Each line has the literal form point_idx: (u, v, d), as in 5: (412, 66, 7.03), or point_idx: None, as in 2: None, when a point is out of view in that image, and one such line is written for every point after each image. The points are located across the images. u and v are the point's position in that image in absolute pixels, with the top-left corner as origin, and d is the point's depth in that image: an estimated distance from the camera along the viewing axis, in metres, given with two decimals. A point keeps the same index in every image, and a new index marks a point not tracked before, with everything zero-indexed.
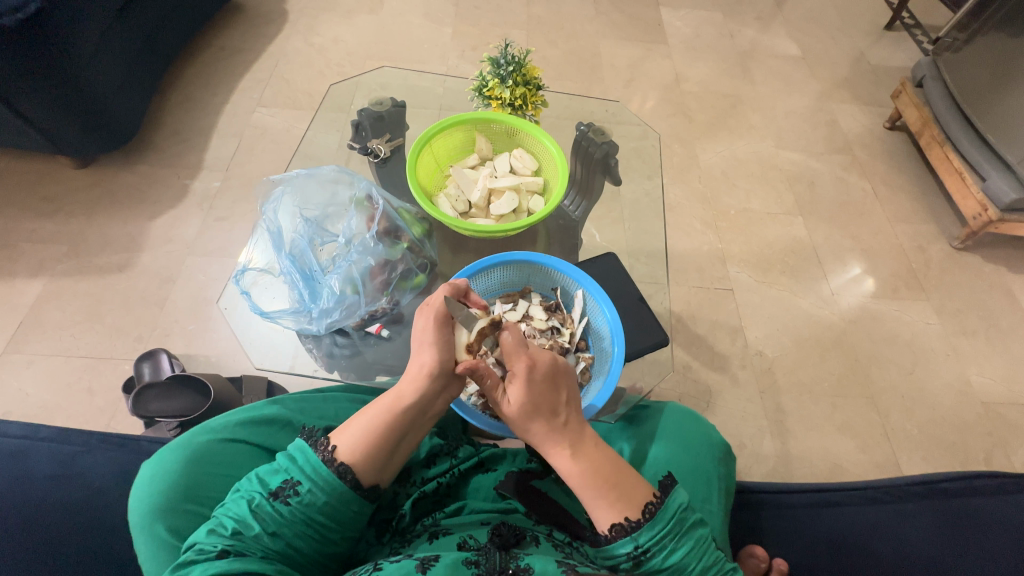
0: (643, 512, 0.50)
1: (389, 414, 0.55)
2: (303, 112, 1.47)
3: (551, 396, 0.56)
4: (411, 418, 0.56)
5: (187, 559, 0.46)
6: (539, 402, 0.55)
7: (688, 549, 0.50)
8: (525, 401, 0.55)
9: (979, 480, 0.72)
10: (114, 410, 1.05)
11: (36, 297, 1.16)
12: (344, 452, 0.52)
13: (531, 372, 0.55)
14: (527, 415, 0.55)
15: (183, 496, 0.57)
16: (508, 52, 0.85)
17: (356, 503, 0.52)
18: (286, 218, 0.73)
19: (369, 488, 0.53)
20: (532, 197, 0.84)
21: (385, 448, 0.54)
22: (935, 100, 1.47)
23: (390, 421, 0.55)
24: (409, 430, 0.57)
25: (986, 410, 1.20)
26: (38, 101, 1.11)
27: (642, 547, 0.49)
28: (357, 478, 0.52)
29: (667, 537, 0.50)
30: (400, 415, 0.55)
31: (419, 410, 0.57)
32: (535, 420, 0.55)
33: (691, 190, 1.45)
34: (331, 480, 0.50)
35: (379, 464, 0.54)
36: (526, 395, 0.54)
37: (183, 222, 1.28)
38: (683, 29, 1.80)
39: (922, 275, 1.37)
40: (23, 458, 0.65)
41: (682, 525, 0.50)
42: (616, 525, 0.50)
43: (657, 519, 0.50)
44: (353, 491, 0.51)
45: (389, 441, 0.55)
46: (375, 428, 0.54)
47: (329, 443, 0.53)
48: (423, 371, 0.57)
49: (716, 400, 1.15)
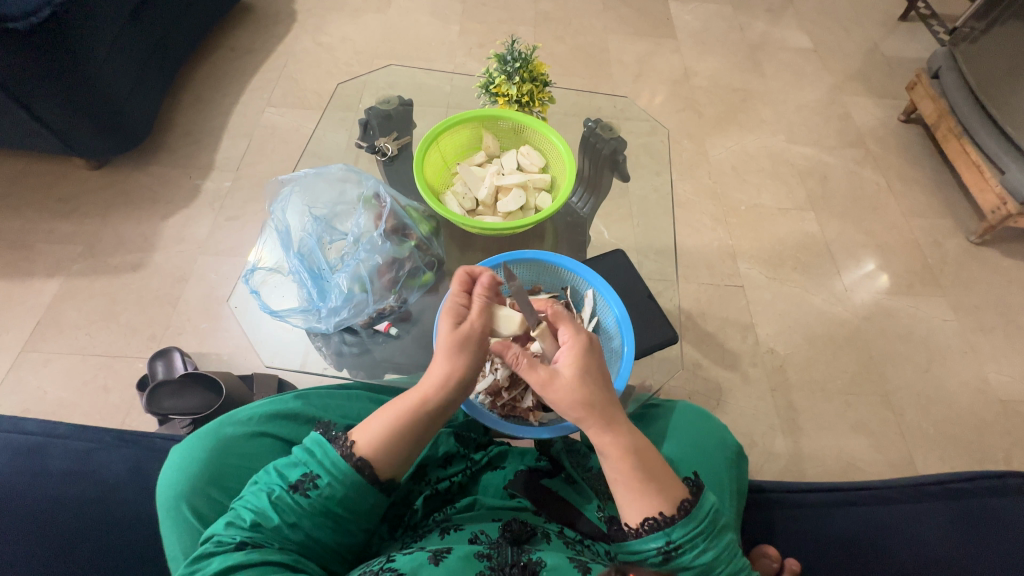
0: (678, 508, 0.49)
1: (406, 419, 0.54)
2: (312, 112, 1.48)
3: (599, 376, 0.55)
4: (429, 421, 0.55)
5: (207, 550, 0.47)
6: (593, 375, 0.55)
7: (718, 551, 0.49)
8: (580, 369, 0.54)
9: (997, 481, 0.71)
10: (129, 408, 1.07)
11: (52, 296, 1.19)
12: (362, 447, 0.52)
13: (591, 346, 0.56)
14: (581, 383, 0.53)
15: (207, 480, 0.58)
16: (514, 49, 0.84)
17: (373, 496, 0.51)
18: (295, 217, 0.74)
19: (385, 480, 0.52)
20: (539, 194, 0.83)
21: (404, 440, 0.53)
22: (952, 91, 1.43)
23: (407, 421, 0.54)
24: (423, 433, 0.55)
25: (1004, 409, 1.17)
26: (54, 104, 1.12)
27: (674, 543, 0.48)
28: (375, 473, 0.51)
29: (700, 537, 0.49)
30: (418, 417, 0.54)
31: (438, 412, 0.56)
32: (596, 391, 0.54)
33: (700, 185, 1.43)
34: (350, 474, 0.50)
35: (396, 461, 0.53)
36: (583, 361, 0.54)
37: (195, 221, 1.30)
38: (691, 23, 1.78)
39: (938, 270, 1.34)
40: (41, 455, 0.66)
41: (715, 527, 0.50)
42: (650, 519, 0.49)
43: (693, 517, 0.49)
44: (370, 484, 0.51)
45: (406, 442, 0.54)
46: (396, 419, 0.53)
47: (348, 438, 0.53)
48: (443, 380, 0.55)
49: (726, 397, 1.14)
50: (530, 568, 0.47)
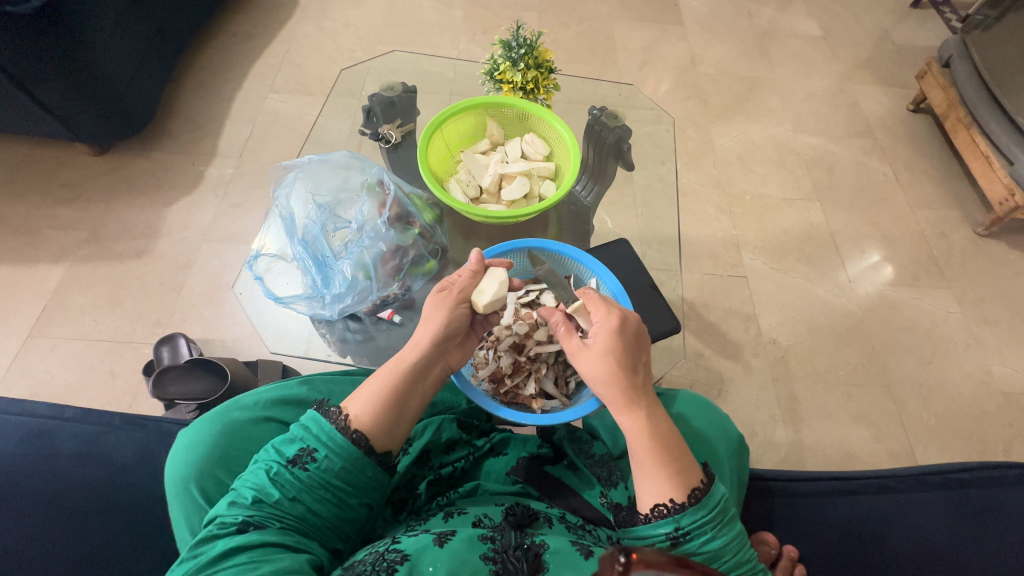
0: (689, 496, 0.49)
1: (392, 377, 0.57)
2: (314, 98, 1.47)
3: (631, 357, 0.57)
4: (412, 384, 0.58)
5: (209, 533, 0.48)
6: (620, 356, 0.56)
7: (727, 541, 0.49)
8: (609, 347, 0.56)
9: (996, 471, 0.71)
10: (135, 392, 1.08)
11: (58, 282, 1.19)
12: (354, 414, 0.54)
13: (621, 326, 0.58)
14: (605, 361, 0.56)
15: (211, 464, 0.59)
16: (520, 34, 0.83)
17: (370, 468, 0.52)
18: (298, 204, 0.74)
19: (382, 453, 0.54)
20: (543, 182, 0.82)
21: (394, 410, 0.55)
22: (963, 81, 1.41)
23: (394, 380, 0.56)
24: (412, 396, 0.57)
25: (1006, 401, 1.18)
26: (56, 88, 1.12)
27: (683, 530, 0.48)
28: (370, 444, 0.52)
29: (710, 524, 0.49)
30: (402, 379, 0.57)
31: (419, 376, 0.58)
32: (612, 370, 0.55)
33: (704, 175, 1.42)
34: (345, 445, 0.51)
35: (389, 423, 0.55)
36: (611, 341, 0.56)
37: (198, 208, 1.30)
38: (699, 10, 1.76)
39: (943, 262, 1.34)
40: (49, 438, 0.67)
41: (725, 516, 0.50)
42: (660, 506, 0.49)
43: (703, 505, 0.49)
44: (365, 455, 0.52)
45: (394, 404, 0.55)
46: (383, 389, 0.56)
47: (341, 411, 0.54)
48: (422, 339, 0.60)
49: (727, 387, 1.15)
50: (533, 549, 0.48)
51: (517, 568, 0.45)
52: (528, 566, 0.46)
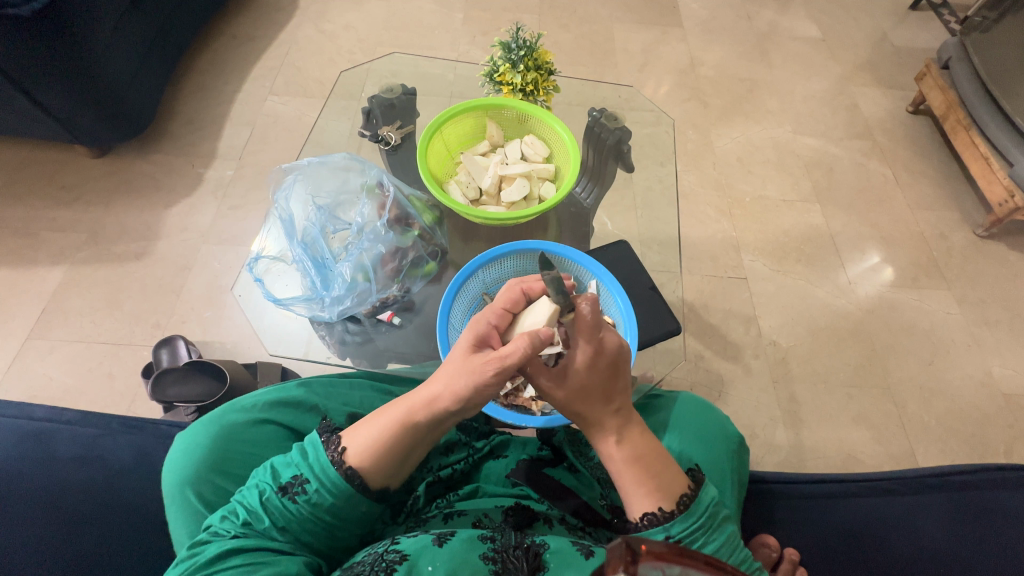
0: (677, 503, 0.50)
1: (398, 426, 0.51)
2: (314, 100, 1.48)
3: (609, 391, 0.53)
4: (420, 434, 0.53)
5: (204, 538, 0.48)
6: (592, 388, 0.53)
7: (720, 544, 0.49)
8: (584, 385, 0.53)
9: (997, 473, 0.71)
10: (134, 395, 1.08)
11: (57, 284, 1.19)
12: (352, 456, 0.51)
13: (597, 357, 0.52)
14: (579, 398, 0.53)
15: (210, 468, 0.59)
16: (519, 36, 0.83)
17: (364, 503, 0.51)
18: (298, 205, 0.74)
19: (380, 490, 0.53)
20: (543, 184, 0.82)
21: (395, 454, 0.52)
22: (962, 83, 1.42)
23: (398, 436, 0.51)
24: (417, 446, 0.54)
25: (1007, 402, 1.17)
26: (56, 91, 1.12)
27: (674, 538, 0.48)
28: (364, 482, 0.51)
29: (699, 530, 0.49)
30: (410, 432, 0.52)
31: (428, 428, 0.53)
32: (588, 405, 0.53)
33: (704, 176, 1.42)
34: (338, 482, 0.49)
35: (389, 469, 0.52)
36: (587, 379, 0.53)
37: (198, 210, 1.30)
38: (699, 11, 1.76)
39: (943, 264, 1.33)
40: (47, 441, 0.67)
41: (714, 521, 0.50)
42: (648, 514, 0.49)
43: (691, 512, 0.49)
44: (360, 493, 0.50)
45: (397, 452, 0.52)
46: (387, 435, 0.51)
47: (340, 442, 0.52)
48: (434, 397, 0.51)
49: (728, 389, 1.14)
50: (533, 549, 0.47)
51: (518, 568, 0.45)
52: (528, 566, 0.46)
